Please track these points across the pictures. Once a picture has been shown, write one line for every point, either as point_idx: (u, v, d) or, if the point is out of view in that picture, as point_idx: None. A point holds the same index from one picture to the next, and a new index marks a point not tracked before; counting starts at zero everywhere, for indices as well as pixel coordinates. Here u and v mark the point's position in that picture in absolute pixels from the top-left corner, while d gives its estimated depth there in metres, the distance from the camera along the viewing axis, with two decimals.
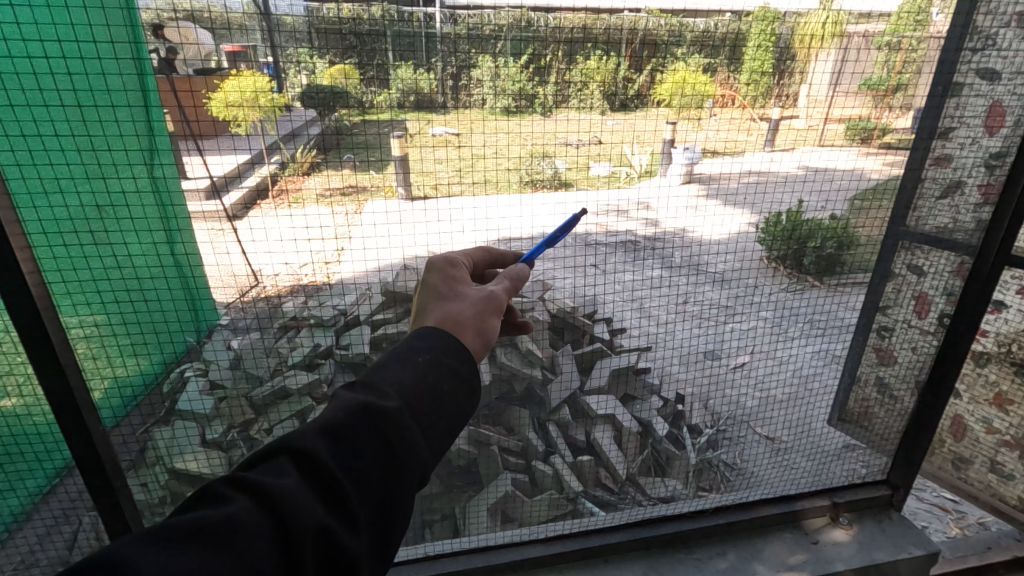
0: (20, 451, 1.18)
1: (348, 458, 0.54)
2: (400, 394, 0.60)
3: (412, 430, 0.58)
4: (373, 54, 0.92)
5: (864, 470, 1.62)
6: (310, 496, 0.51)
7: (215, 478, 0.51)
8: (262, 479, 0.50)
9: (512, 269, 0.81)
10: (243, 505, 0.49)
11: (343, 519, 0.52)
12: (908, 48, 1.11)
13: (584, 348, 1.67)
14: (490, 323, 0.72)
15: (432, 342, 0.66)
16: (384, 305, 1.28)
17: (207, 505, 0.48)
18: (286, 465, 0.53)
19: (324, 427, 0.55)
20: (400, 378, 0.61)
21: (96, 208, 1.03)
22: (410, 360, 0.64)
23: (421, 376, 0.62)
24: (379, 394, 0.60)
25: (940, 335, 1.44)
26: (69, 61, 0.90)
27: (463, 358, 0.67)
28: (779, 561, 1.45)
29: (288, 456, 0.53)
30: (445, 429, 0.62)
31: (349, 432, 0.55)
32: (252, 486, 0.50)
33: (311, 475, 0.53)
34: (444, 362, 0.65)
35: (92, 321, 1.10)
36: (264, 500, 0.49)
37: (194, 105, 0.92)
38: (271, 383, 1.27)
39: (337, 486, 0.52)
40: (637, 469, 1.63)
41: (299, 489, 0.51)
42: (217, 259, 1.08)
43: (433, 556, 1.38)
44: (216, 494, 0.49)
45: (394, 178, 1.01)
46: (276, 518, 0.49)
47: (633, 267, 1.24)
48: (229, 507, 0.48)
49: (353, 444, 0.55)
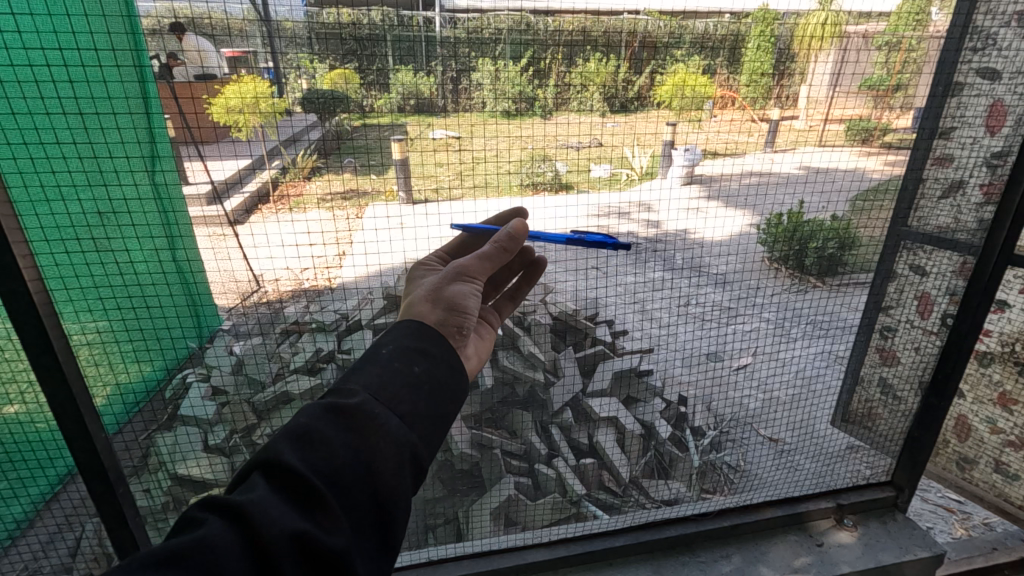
0: (23, 458, 1.19)
1: (319, 459, 0.54)
2: (366, 387, 0.60)
3: (385, 418, 0.58)
4: (372, 58, 0.91)
5: (868, 470, 1.58)
6: (282, 504, 0.51)
7: (190, 505, 0.51)
8: (231, 496, 0.51)
9: (502, 232, 0.76)
10: (216, 525, 0.49)
11: (324, 521, 0.52)
12: (908, 48, 1.09)
13: (586, 351, 1.85)
14: (452, 291, 0.70)
15: (397, 334, 0.67)
16: (382, 310, 1.44)
17: (184, 533, 0.49)
18: (258, 479, 0.53)
19: (291, 434, 0.55)
20: (365, 373, 0.61)
21: (97, 216, 1.00)
22: (375, 354, 0.64)
23: (389, 367, 0.62)
24: (345, 393, 0.60)
25: (943, 335, 1.41)
26: (71, 69, 0.89)
27: (433, 337, 0.67)
28: (784, 563, 1.41)
29: (260, 471, 0.54)
30: (426, 410, 0.62)
31: (317, 433, 0.55)
32: (221, 505, 0.50)
33: (283, 483, 0.53)
34: (413, 347, 0.65)
35: (94, 328, 1.09)
36: (236, 517, 0.50)
37: (195, 112, 0.92)
38: (274, 388, 1.32)
39: (310, 489, 0.52)
40: (640, 471, 1.63)
41: (269, 499, 0.51)
42: (218, 264, 1.10)
43: (437, 561, 1.33)
44: (191, 520, 0.50)
45: (395, 182, 1.01)
46: (249, 532, 0.49)
47: (635, 267, 1.33)
48: (201, 529, 0.48)
49: (322, 444, 0.55)
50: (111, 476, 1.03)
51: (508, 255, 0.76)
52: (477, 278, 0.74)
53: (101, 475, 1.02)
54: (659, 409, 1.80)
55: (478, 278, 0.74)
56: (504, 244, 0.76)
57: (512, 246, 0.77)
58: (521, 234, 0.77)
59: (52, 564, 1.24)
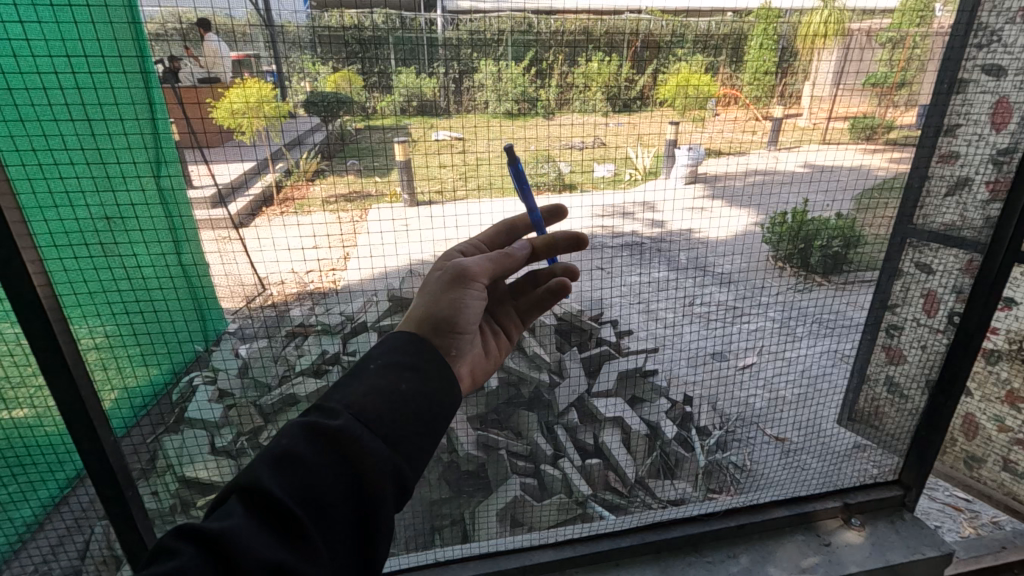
0: (34, 461, 1.20)
1: (298, 484, 0.54)
2: (349, 408, 0.59)
3: (370, 439, 0.58)
4: (375, 60, 0.91)
5: (875, 470, 1.55)
6: (259, 533, 0.52)
7: (166, 532, 0.52)
8: (206, 524, 0.51)
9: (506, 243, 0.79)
10: (190, 555, 0.49)
11: (301, 550, 0.52)
12: (912, 45, 1.08)
13: (592, 351, 1.81)
14: (445, 304, 0.72)
15: (391, 346, 0.67)
16: (389, 312, 1.44)
17: (159, 562, 0.50)
18: (234, 506, 0.53)
19: (270, 457, 0.55)
20: (351, 391, 0.61)
21: (105, 221, 1.06)
22: (362, 369, 0.63)
23: (377, 383, 0.62)
24: (330, 413, 0.59)
25: (950, 334, 1.38)
26: (78, 75, 0.90)
27: (426, 352, 0.67)
28: (791, 563, 1.38)
29: (237, 496, 0.54)
30: (413, 427, 0.61)
31: (297, 456, 0.55)
32: (197, 534, 0.51)
33: (260, 509, 0.53)
34: (402, 363, 0.65)
35: (102, 332, 1.10)
36: (209, 545, 0.50)
37: (202, 117, 0.94)
38: (280, 389, 1.36)
39: (287, 516, 0.52)
40: (645, 472, 1.67)
41: (244, 527, 0.51)
42: (225, 268, 1.09)
43: (444, 562, 1.30)
44: (167, 549, 0.50)
45: (399, 182, 1.02)
46: (224, 563, 0.49)
47: (640, 267, 1.32)
48: (176, 559, 0.49)
49: (301, 467, 0.55)
50: (120, 479, 1.02)
51: (508, 261, 0.79)
52: (476, 287, 0.75)
53: (112, 479, 1.01)
54: (665, 409, 1.81)
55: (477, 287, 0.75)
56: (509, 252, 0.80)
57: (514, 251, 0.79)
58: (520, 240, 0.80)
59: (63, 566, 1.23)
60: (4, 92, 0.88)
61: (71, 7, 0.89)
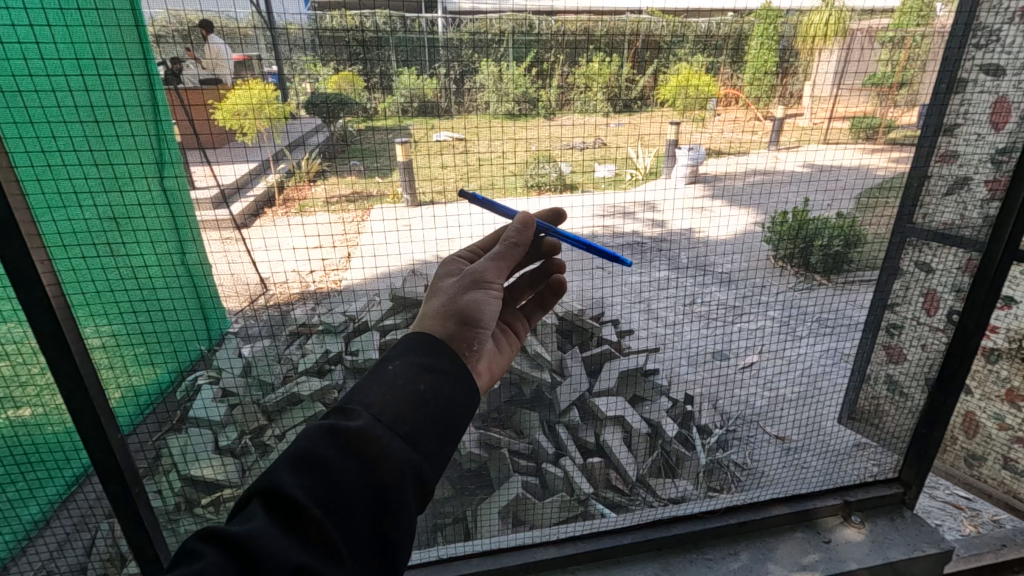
0: (42, 459, 1.24)
1: (319, 487, 0.55)
2: (369, 409, 0.60)
3: (389, 440, 0.58)
4: (376, 61, 0.92)
5: (875, 468, 1.56)
6: (281, 535, 0.53)
7: (190, 535, 0.53)
8: (229, 528, 0.52)
9: (510, 231, 0.78)
10: (214, 558, 0.51)
11: (323, 552, 0.53)
12: (912, 44, 1.08)
13: (592, 348, 1.83)
14: (464, 302, 0.71)
15: (410, 345, 0.68)
16: (392, 311, 1.51)
17: (185, 565, 0.51)
18: (257, 509, 0.54)
19: (291, 459, 0.56)
20: (370, 392, 0.61)
21: (112, 221, 1.04)
22: (380, 369, 0.64)
23: (394, 383, 0.62)
24: (349, 414, 0.60)
25: (950, 332, 1.40)
26: (87, 78, 0.91)
27: (441, 352, 0.68)
28: (792, 560, 1.38)
29: (259, 499, 0.55)
30: (431, 428, 0.62)
31: (317, 458, 0.56)
32: (221, 537, 0.52)
33: (283, 512, 0.54)
34: (420, 363, 0.65)
35: (109, 331, 1.15)
36: (232, 547, 0.51)
37: (207, 118, 0.92)
38: (284, 389, 1.38)
39: (307, 518, 0.53)
40: (646, 470, 1.66)
41: (266, 530, 0.52)
42: (230, 267, 1.12)
43: (445, 560, 1.32)
44: (193, 551, 0.52)
45: (400, 184, 1.03)
46: (247, 566, 0.50)
47: (642, 267, 1.32)
48: (201, 561, 0.50)
49: (322, 469, 0.56)
50: (127, 476, 1.03)
51: (517, 250, 0.77)
52: (493, 284, 0.75)
53: (118, 477, 1.02)
54: (665, 408, 1.79)
55: (496, 284, 0.75)
56: (514, 239, 0.77)
57: (522, 240, 0.78)
58: (527, 227, 0.79)
59: (70, 564, 1.23)
60: (14, 95, 0.87)
61: (80, 11, 0.90)
